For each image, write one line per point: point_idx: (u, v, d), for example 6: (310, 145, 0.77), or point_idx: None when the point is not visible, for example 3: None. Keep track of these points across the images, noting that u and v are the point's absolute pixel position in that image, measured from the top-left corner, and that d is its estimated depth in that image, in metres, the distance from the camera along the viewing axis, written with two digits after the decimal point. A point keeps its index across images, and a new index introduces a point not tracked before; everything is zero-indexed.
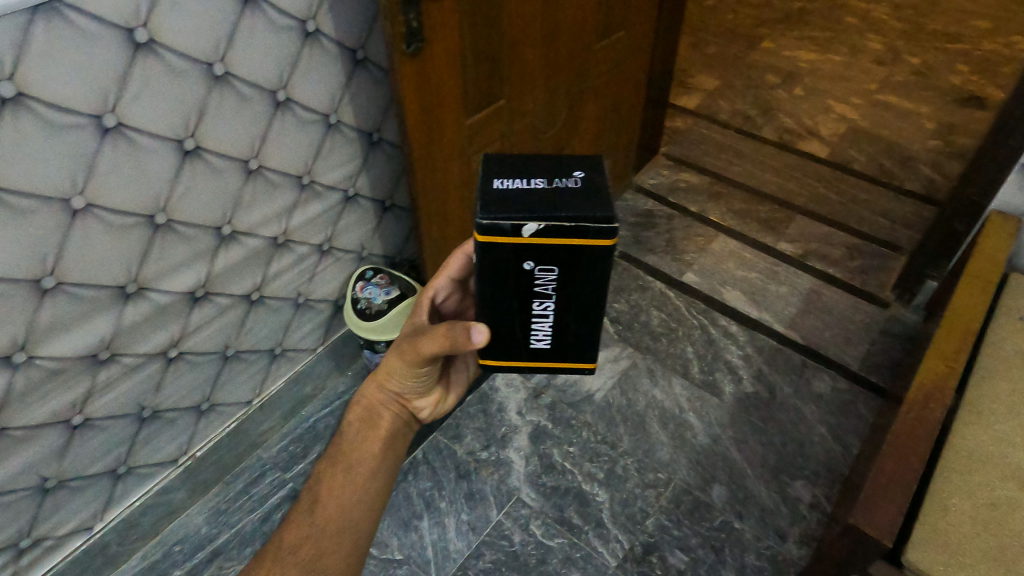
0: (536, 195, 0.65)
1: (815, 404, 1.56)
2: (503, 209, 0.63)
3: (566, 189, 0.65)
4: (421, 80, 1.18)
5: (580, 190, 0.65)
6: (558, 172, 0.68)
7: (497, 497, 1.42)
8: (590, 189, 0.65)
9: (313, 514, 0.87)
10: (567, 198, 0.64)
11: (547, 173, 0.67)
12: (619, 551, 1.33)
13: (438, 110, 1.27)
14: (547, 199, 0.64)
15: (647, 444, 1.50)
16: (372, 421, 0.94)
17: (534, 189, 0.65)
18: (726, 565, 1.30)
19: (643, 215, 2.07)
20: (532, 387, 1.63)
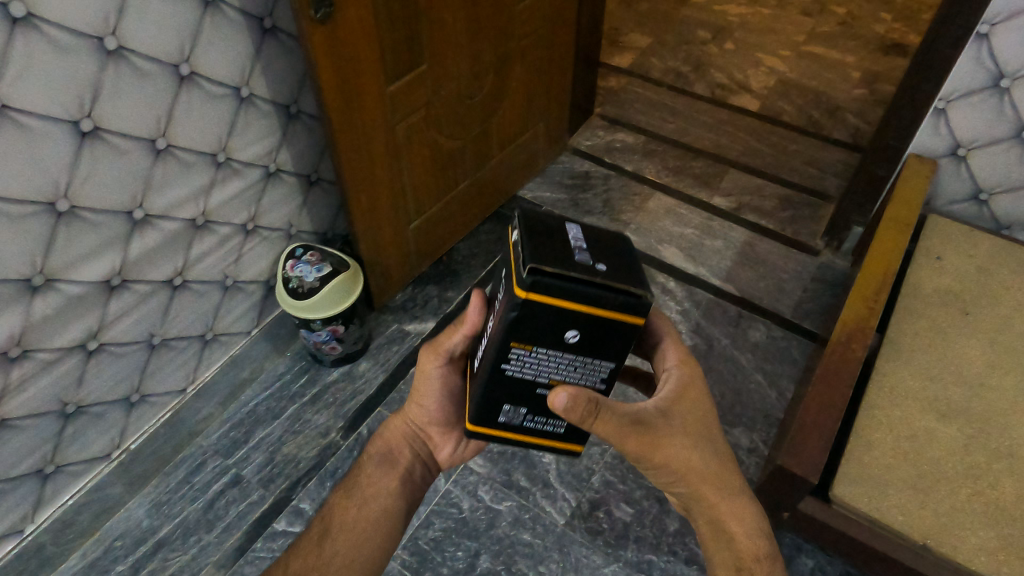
0: (559, 236, 0.67)
1: (751, 353, 1.61)
2: (532, 218, 0.69)
3: (574, 257, 0.64)
4: (335, 56, 1.16)
5: (574, 258, 0.64)
6: (600, 254, 0.66)
7: None
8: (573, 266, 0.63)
9: (321, 549, 0.88)
10: (557, 253, 0.64)
11: (602, 257, 0.66)
12: (567, 509, 1.36)
13: (357, 88, 1.25)
14: (552, 238, 0.66)
15: None
16: (392, 457, 0.99)
17: (575, 245, 0.67)
18: (670, 514, 1.35)
19: (579, 176, 2.05)
20: None
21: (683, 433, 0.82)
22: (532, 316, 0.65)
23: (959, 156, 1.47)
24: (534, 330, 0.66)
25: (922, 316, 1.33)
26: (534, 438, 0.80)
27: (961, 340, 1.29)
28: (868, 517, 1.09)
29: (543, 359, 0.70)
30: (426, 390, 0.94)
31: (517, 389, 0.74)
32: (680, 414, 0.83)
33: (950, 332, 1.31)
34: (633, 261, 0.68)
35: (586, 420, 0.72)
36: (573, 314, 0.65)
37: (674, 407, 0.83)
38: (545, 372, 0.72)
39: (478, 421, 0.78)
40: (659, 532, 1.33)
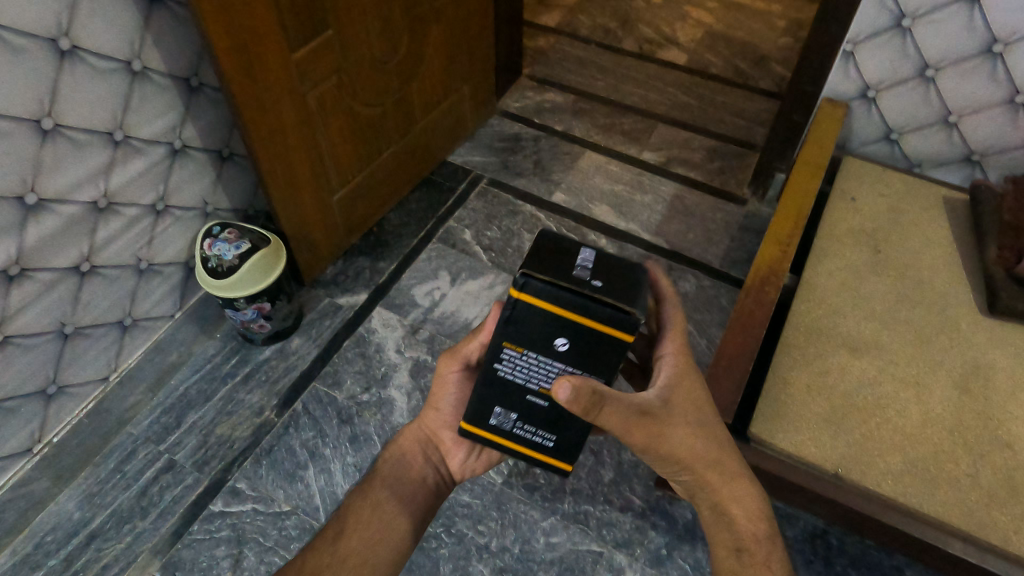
0: (571, 252, 0.73)
1: (682, 303, 1.64)
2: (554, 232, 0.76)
3: (570, 271, 0.71)
4: (229, 27, 1.12)
5: (571, 272, 0.71)
6: (602, 273, 0.72)
7: (382, 435, 1.42)
8: (562, 278, 0.70)
9: (335, 547, 0.89)
10: (554, 265, 0.71)
11: (603, 277, 0.71)
12: (504, 468, 1.38)
13: (259, 60, 1.21)
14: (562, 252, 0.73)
15: None
16: (405, 462, 0.99)
17: (583, 261, 0.73)
18: (605, 464, 1.38)
19: (510, 138, 2.03)
20: (410, 323, 1.60)
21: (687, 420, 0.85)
22: (526, 317, 0.73)
23: (869, 98, 1.51)
24: (527, 331, 0.74)
25: (837, 256, 1.37)
26: (523, 449, 0.85)
27: (873, 277, 1.34)
28: (784, 452, 1.13)
29: (534, 366, 0.77)
30: (442, 396, 0.99)
31: (509, 392, 0.80)
32: (683, 398, 0.86)
33: (862, 270, 1.35)
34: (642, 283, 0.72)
35: (590, 410, 0.73)
36: (561, 321, 0.72)
37: (676, 393, 0.85)
38: (534, 379, 0.78)
39: (471, 422, 0.84)
40: (595, 482, 1.36)
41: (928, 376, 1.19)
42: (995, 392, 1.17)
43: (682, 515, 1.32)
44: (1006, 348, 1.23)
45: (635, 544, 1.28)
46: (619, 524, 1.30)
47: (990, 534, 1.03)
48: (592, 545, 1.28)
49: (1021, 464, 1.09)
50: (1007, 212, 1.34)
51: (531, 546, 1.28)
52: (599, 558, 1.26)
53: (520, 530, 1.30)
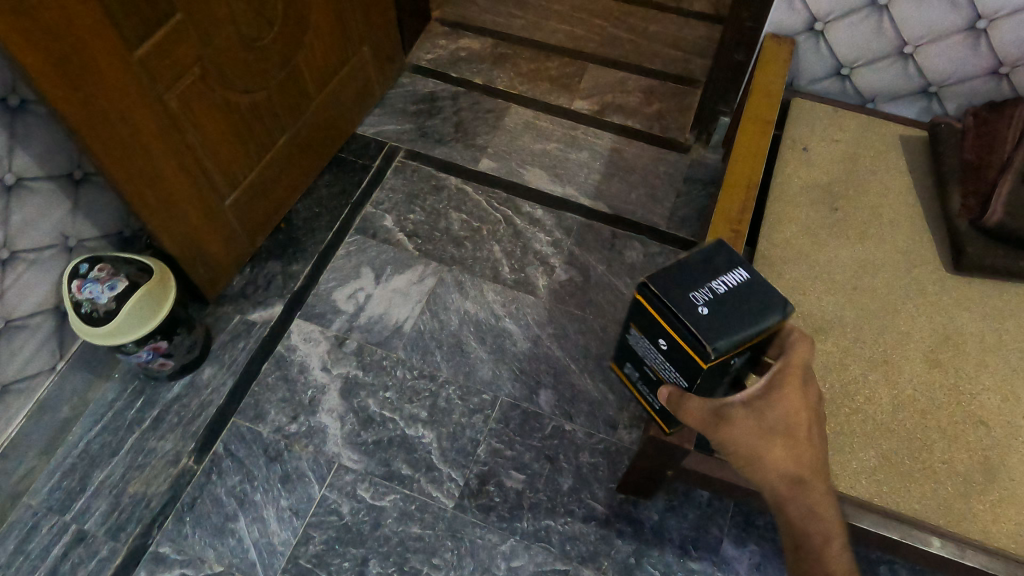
0: (706, 276, 0.83)
1: (630, 276, 1.51)
2: (719, 252, 0.85)
3: (694, 289, 0.82)
4: (43, 51, 0.90)
5: (688, 295, 0.82)
6: (715, 304, 0.81)
7: (317, 469, 1.29)
8: (682, 293, 0.82)
9: None
10: (688, 281, 0.83)
11: (719, 306, 0.81)
12: (455, 490, 1.27)
13: (104, 87, 1.01)
14: (699, 273, 0.84)
15: (466, 366, 1.40)
16: None
17: (712, 289, 0.82)
18: (562, 472, 1.29)
19: (425, 99, 1.81)
20: (334, 334, 1.44)
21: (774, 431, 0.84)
22: (640, 311, 0.89)
23: (817, 31, 1.34)
24: (643, 323, 0.89)
25: (793, 222, 1.24)
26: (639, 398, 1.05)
27: (832, 242, 1.22)
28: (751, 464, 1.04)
29: (649, 349, 0.93)
30: None
31: (634, 357, 1.00)
32: (778, 405, 0.84)
33: (821, 235, 1.23)
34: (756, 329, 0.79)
35: (679, 408, 0.88)
36: (660, 326, 0.86)
37: (769, 399, 0.85)
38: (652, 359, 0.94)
39: (616, 364, 1.08)
40: (554, 493, 1.27)
41: (896, 352, 1.10)
42: (965, 362, 1.09)
43: (648, 517, 1.24)
44: (972, 309, 1.14)
45: (602, 557, 1.21)
46: (583, 536, 1.23)
47: (967, 525, 0.97)
48: (556, 563, 1.20)
49: (995, 442, 1.02)
50: (968, 150, 1.23)
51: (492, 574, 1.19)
52: None
53: (478, 559, 1.21)
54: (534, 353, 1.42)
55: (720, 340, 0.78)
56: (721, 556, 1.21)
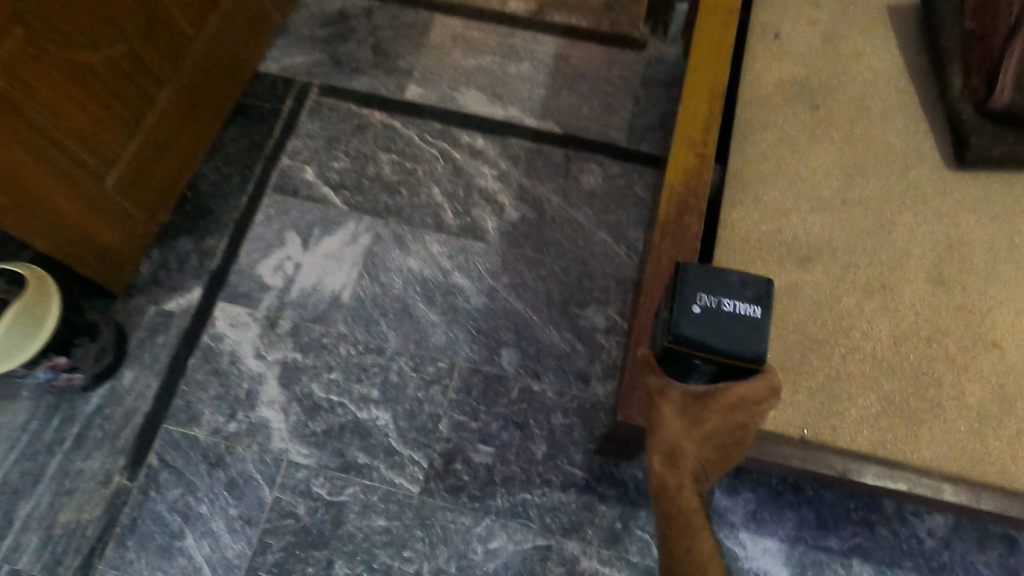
0: (725, 295, 0.75)
1: (589, 205, 1.33)
2: (757, 289, 0.75)
3: (704, 289, 0.76)
4: None
5: (696, 294, 0.76)
6: (707, 317, 0.75)
7: (265, 470, 1.16)
8: (691, 286, 0.76)
9: None
10: (709, 281, 0.76)
11: (709, 317, 0.75)
12: (419, 473, 1.15)
13: None
14: (724, 288, 0.76)
15: (416, 332, 1.25)
16: None
17: (721, 309, 0.75)
18: (535, 439, 1.17)
19: (334, 19, 1.55)
20: (264, 314, 1.28)
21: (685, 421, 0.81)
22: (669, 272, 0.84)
23: None
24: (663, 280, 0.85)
25: (769, 130, 1.06)
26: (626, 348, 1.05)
27: (815, 150, 1.04)
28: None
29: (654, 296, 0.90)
30: None
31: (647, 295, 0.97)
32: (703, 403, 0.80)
33: (803, 142, 1.04)
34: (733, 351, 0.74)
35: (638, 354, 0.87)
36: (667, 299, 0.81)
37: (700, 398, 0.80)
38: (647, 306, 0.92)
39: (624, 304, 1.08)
40: (527, 463, 1.15)
41: (895, 274, 0.95)
42: (973, 276, 0.95)
43: (631, 477, 1.14)
44: (979, 211, 0.98)
45: (585, 526, 1.11)
46: (564, 506, 1.12)
47: (984, 468, 0.86)
48: (537, 539, 1.10)
49: (1011, 366, 0.90)
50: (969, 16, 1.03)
51: (468, 560, 1.10)
52: (548, 554, 1.10)
53: (452, 545, 1.11)
54: (490, 309, 1.26)
55: (683, 332, 0.75)
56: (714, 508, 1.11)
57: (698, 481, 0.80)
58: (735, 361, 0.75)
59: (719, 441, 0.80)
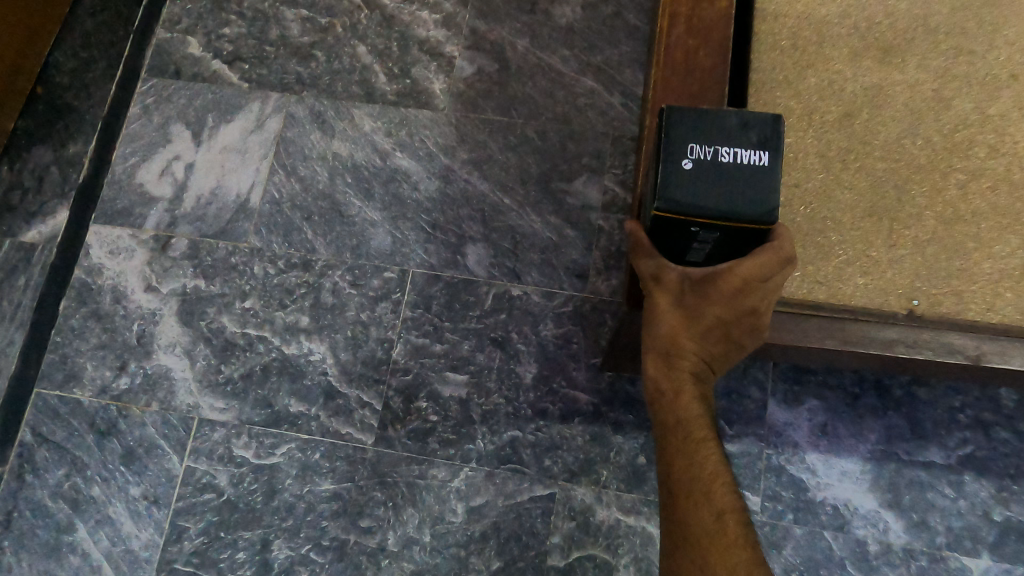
0: (725, 145, 0.46)
1: (567, 45, 0.99)
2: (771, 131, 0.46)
3: (697, 136, 0.46)
4: None
5: (682, 150, 0.47)
6: (704, 178, 0.46)
7: (172, 434, 0.89)
8: (677, 130, 0.47)
9: None
10: (702, 122, 0.47)
11: (705, 180, 0.46)
12: (372, 419, 0.87)
13: None
14: (723, 135, 0.46)
15: (352, 237, 0.94)
16: None
17: (722, 164, 0.46)
18: (520, 358, 0.87)
19: None
20: (153, 234, 0.97)
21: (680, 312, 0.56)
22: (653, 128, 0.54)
23: None
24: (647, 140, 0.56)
25: None
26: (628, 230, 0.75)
27: None
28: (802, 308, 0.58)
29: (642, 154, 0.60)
30: None
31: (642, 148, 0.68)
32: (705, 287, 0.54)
33: None
34: (742, 215, 0.46)
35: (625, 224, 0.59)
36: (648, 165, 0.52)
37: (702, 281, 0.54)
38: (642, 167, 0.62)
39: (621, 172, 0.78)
40: (513, 391, 0.86)
41: None
42: None
43: None
44: None
45: (598, 467, 0.83)
46: (568, 442, 0.84)
47: None
48: (535, 490, 0.83)
49: None
50: None
51: (447, 525, 0.82)
52: (551, 507, 0.82)
53: (423, 507, 0.83)
54: (446, 196, 0.94)
55: (668, 197, 0.46)
56: (768, 426, 0.82)
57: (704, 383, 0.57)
58: (745, 228, 0.47)
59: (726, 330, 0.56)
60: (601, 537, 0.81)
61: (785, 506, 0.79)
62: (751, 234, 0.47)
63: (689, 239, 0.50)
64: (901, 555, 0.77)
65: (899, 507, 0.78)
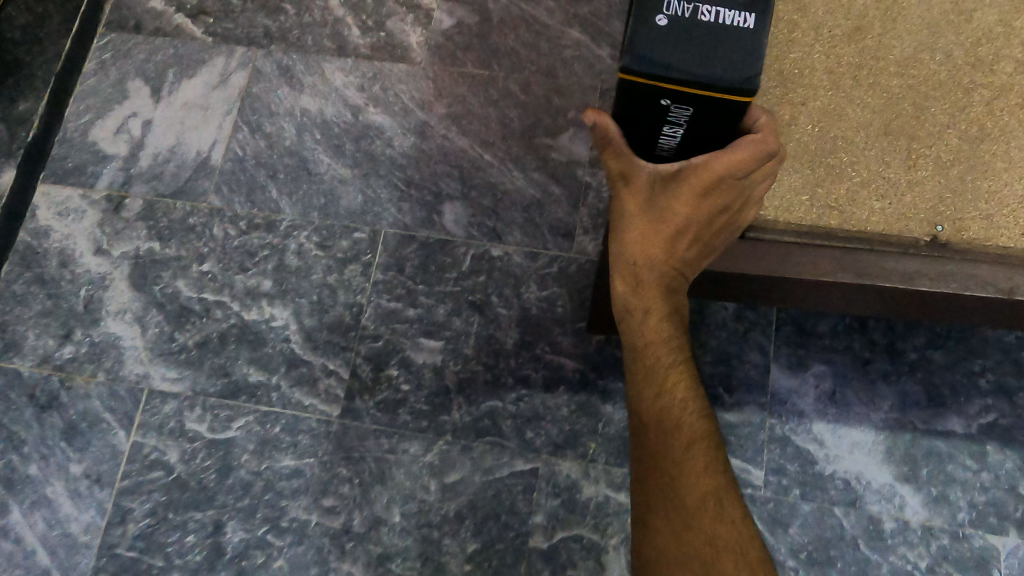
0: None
1: None
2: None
3: None
4: None
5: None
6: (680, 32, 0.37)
7: (119, 407, 0.81)
8: None
9: None
10: None
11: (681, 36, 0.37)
12: (339, 389, 0.79)
13: None
14: None
15: (320, 196, 0.87)
16: None
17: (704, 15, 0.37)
18: (501, 323, 0.80)
19: None
20: (105, 194, 0.89)
21: (648, 212, 0.50)
22: None
23: None
24: None
25: None
26: None
27: None
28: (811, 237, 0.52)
29: None
30: None
31: None
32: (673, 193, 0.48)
33: None
34: (718, 85, 0.38)
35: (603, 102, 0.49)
36: None
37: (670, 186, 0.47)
38: None
39: None
40: (493, 358, 0.79)
41: None
42: None
43: None
44: None
45: (585, 439, 0.75)
46: (552, 413, 0.76)
47: None
48: (515, 465, 0.75)
49: None
50: None
51: (418, 504, 0.75)
52: (534, 483, 0.74)
53: (393, 484, 0.76)
54: (422, 152, 0.87)
55: (631, 62, 0.38)
56: (771, 394, 0.75)
57: (673, 295, 0.53)
58: (723, 100, 0.39)
59: (699, 236, 0.50)
60: (589, 516, 0.73)
61: (790, 481, 0.72)
62: (731, 110, 0.39)
63: (659, 119, 0.42)
64: (919, 534, 0.70)
65: (916, 481, 0.71)
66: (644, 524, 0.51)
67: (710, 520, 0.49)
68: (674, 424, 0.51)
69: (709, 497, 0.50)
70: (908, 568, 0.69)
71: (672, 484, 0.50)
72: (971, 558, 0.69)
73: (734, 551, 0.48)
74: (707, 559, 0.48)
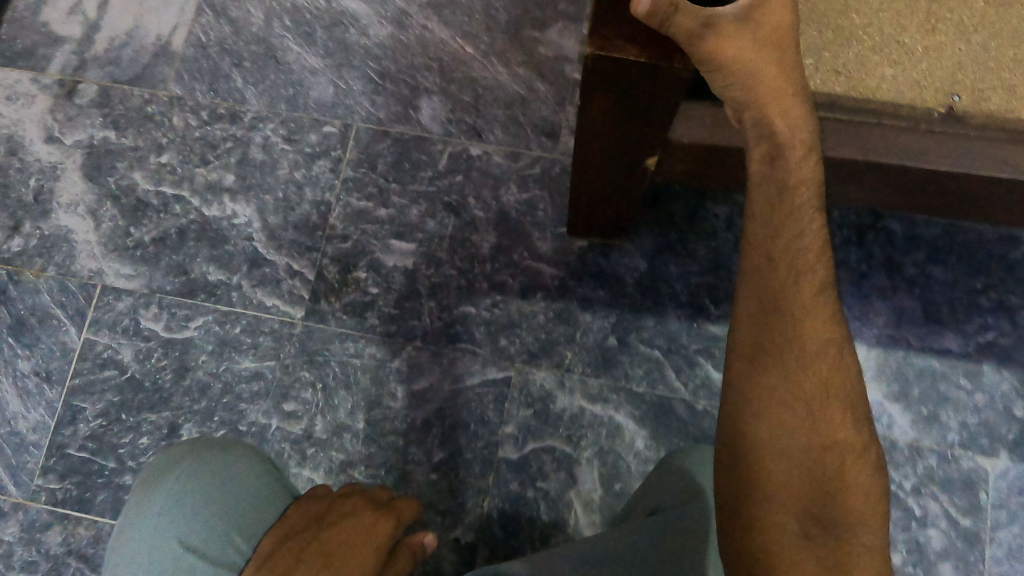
0: None
1: None
2: None
3: None
4: None
5: None
6: None
7: (71, 303, 0.76)
8: None
9: None
10: None
11: None
12: (303, 289, 0.75)
13: None
14: None
15: (289, 86, 0.80)
16: None
17: None
18: (477, 225, 0.75)
19: None
20: (58, 79, 0.83)
21: (755, 31, 0.40)
22: None
23: None
24: None
25: None
26: None
27: None
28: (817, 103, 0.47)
29: None
30: None
31: None
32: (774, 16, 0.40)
33: None
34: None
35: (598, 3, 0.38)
36: None
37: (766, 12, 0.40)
38: None
39: None
40: (467, 261, 0.74)
41: None
42: None
43: (629, 271, 0.72)
44: None
45: (561, 348, 0.71)
46: (528, 320, 0.72)
47: None
48: (487, 372, 0.71)
49: None
50: None
51: (383, 410, 0.71)
52: (506, 392, 0.71)
53: (359, 388, 0.72)
54: (400, 42, 0.81)
55: None
56: None
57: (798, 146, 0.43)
58: None
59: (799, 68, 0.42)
60: (562, 427, 0.69)
61: None
62: None
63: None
64: (906, 454, 0.66)
65: (906, 400, 0.68)
66: (740, 373, 0.42)
67: (835, 371, 0.42)
68: (801, 266, 0.42)
69: (832, 346, 0.42)
70: (893, 488, 0.66)
71: (802, 344, 0.41)
72: (959, 479, 0.66)
73: (843, 404, 0.41)
74: (817, 393, 0.41)
